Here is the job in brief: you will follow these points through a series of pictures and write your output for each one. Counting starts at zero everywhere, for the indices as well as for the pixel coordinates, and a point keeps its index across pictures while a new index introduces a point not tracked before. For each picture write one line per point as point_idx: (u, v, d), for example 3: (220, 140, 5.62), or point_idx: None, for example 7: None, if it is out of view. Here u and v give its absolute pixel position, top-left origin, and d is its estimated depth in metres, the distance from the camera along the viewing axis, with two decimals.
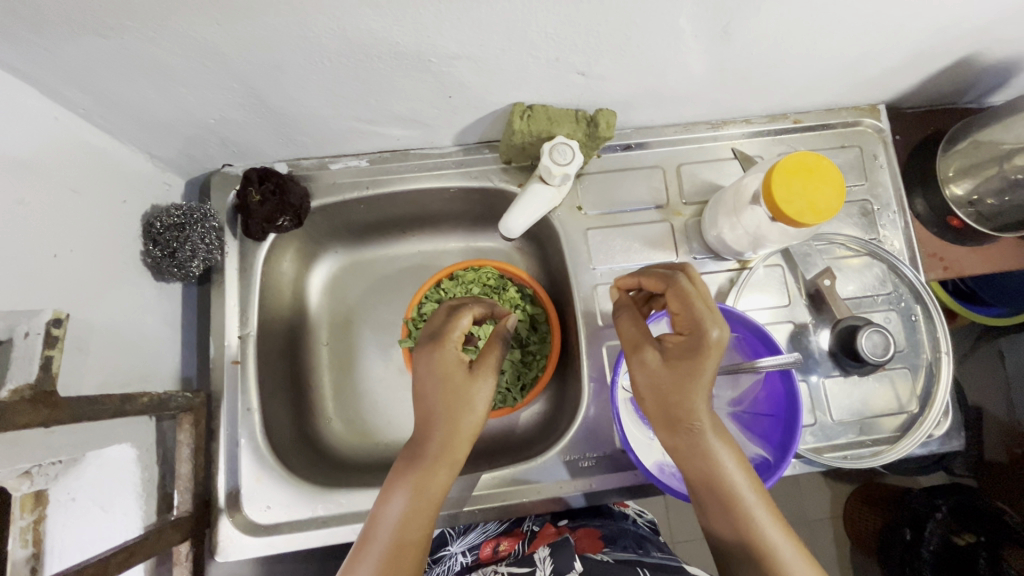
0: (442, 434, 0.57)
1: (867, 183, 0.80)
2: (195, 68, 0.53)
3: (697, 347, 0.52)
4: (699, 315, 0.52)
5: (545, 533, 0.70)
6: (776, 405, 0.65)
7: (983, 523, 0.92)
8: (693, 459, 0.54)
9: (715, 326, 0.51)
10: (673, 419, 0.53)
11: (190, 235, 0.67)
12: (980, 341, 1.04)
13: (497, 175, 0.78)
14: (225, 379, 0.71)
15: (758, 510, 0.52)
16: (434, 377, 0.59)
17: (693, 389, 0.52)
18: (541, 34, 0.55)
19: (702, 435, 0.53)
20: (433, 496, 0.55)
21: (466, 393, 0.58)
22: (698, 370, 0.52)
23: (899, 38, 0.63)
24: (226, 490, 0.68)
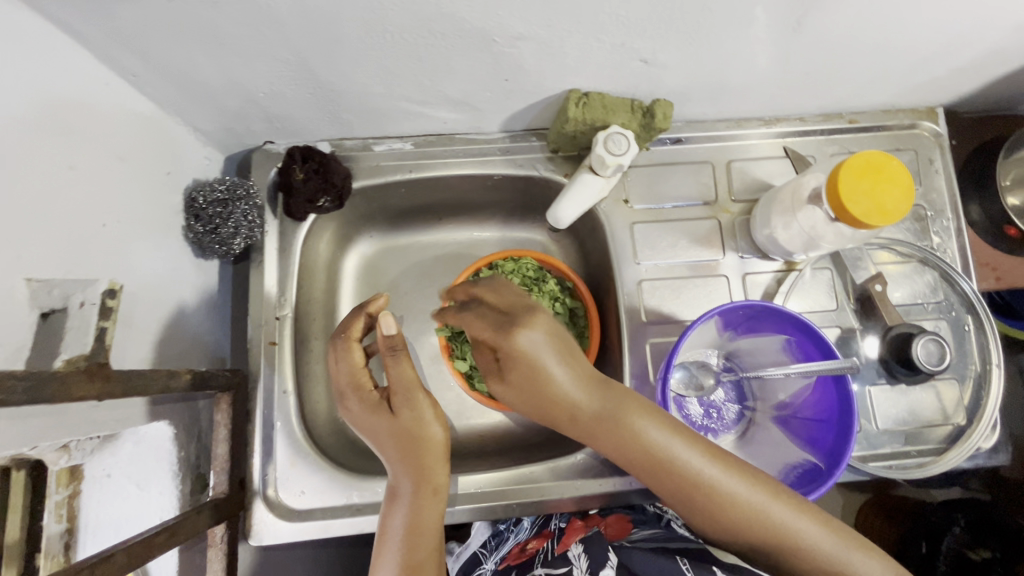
0: (410, 468, 0.58)
1: (921, 188, 0.78)
2: (251, 36, 0.52)
3: (513, 357, 0.49)
4: (499, 328, 0.48)
5: (574, 527, 0.66)
6: (827, 410, 0.64)
7: (997, 536, 0.87)
8: (613, 442, 0.53)
9: (517, 330, 0.48)
10: (560, 419, 0.53)
11: (233, 211, 0.66)
12: None
13: (543, 164, 0.76)
14: (261, 361, 0.69)
15: (700, 466, 0.52)
16: (374, 424, 0.61)
17: (547, 390, 0.50)
18: (611, 17, 0.53)
19: (601, 419, 0.52)
20: (432, 518, 0.57)
21: (413, 427, 0.59)
22: (538, 377, 0.50)
23: (972, 38, 0.61)
24: (261, 473, 0.67)
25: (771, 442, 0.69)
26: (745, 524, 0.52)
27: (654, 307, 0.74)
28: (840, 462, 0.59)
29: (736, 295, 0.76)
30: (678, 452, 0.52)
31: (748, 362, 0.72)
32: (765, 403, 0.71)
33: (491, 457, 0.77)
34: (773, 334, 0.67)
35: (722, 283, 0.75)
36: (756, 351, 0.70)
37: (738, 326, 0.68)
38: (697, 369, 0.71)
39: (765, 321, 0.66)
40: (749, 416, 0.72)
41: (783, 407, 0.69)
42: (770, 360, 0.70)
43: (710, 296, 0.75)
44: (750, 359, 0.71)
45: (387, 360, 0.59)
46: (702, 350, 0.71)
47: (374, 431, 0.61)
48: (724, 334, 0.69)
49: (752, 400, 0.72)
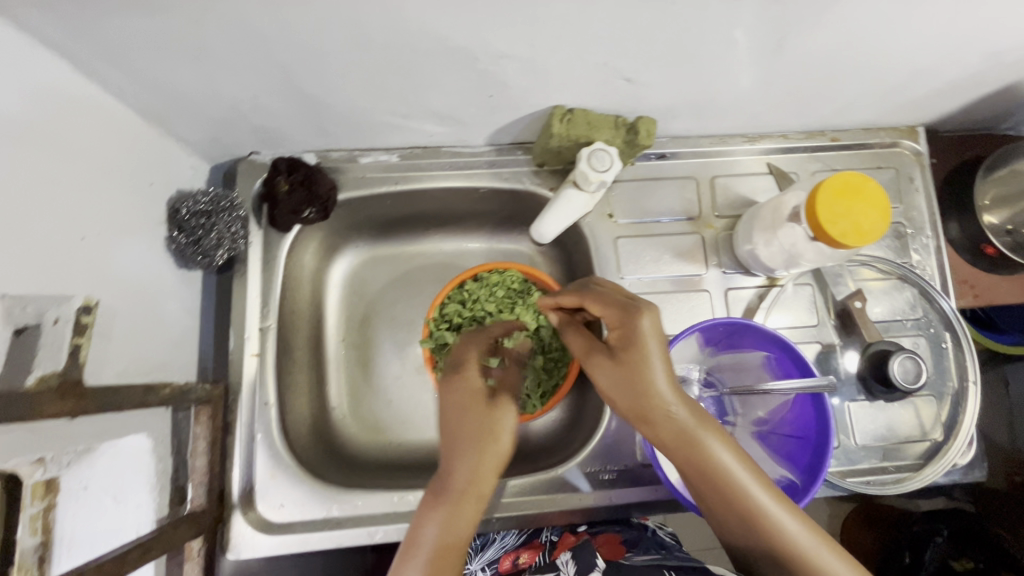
0: (474, 465, 0.57)
1: (902, 206, 0.79)
2: (235, 50, 0.52)
3: (633, 337, 0.52)
4: (628, 307, 0.53)
5: (566, 541, 0.70)
6: (802, 427, 0.65)
7: (981, 548, 0.90)
8: (683, 455, 0.52)
9: (644, 313, 0.52)
10: (650, 420, 0.52)
11: (216, 223, 0.66)
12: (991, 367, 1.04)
13: (529, 177, 0.76)
14: (243, 372, 0.69)
15: (764, 499, 0.50)
16: (464, 410, 0.61)
17: (647, 381, 0.51)
18: (594, 37, 0.53)
19: (686, 429, 0.51)
20: (462, 529, 0.53)
21: (494, 426, 0.60)
22: (641, 360, 0.51)
23: (949, 62, 0.62)
24: (241, 486, 0.67)
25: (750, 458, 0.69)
26: (792, 574, 0.49)
27: None
28: (816, 478, 0.60)
29: (718, 310, 0.76)
30: (746, 480, 0.51)
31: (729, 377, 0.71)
32: (746, 417, 0.70)
33: None
34: (753, 350, 0.68)
35: (704, 298, 0.76)
36: (738, 366, 0.71)
37: (718, 341, 0.69)
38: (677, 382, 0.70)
39: (745, 336, 0.67)
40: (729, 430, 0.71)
41: (762, 422, 0.69)
42: (750, 375, 0.70)
43: (693, 311, 0.75)
44: (731, 374, 0.71)
45: (510, 367, 0.69)
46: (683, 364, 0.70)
47: (453, 420, 0.60)
48: (705, 349, 0.70)
49: (733, 414, 0.72)
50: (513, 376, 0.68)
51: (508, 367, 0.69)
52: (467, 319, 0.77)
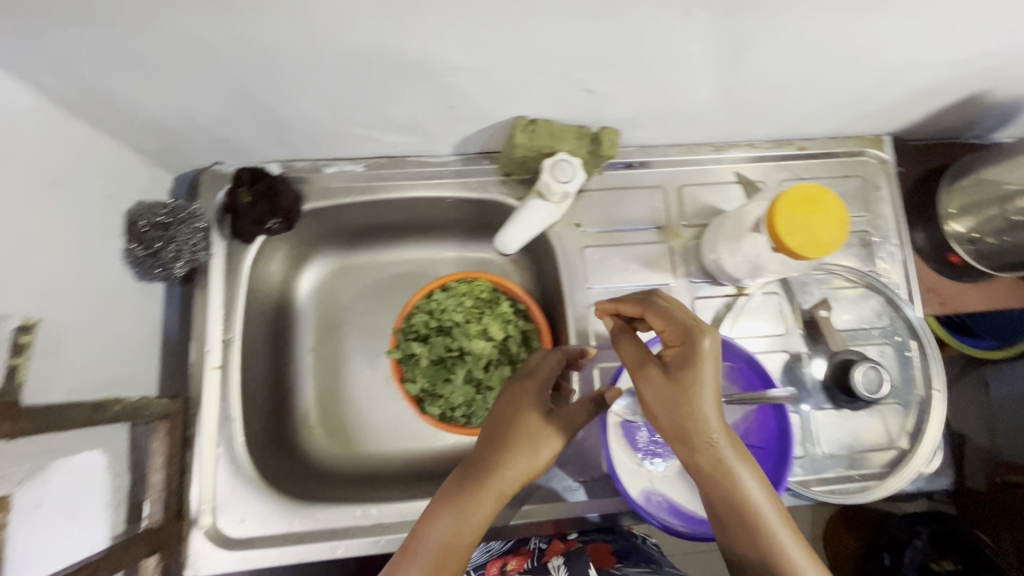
0: (505, 468, 0.57)
1: (868, 215, 0.79)
2: (184, 63, 0.51)
3: (691, 357, 0.50)
4: (690, 325, 0.51)
5: (555, 547, 0.68)
6: (768, 435, 0.64)
7: (964, 553, 0.87)
8: (714, 480, 0.50)
9: (706, 334, 0.50)
10: (692, 442, 0.50)
11: (176, 234, 0.65)
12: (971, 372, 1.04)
13: (496, 187, 0.76)
14: (205, 385, 0.68)
15: (786, 540, 0.49)
16: (517, 413, 0.61)
17: (695, 406, 0.49)
18: (549, 50, 0.53)
19: (725, 458, 0.50)
20: (475, 526, 0.54)
21: (535, 436, 0.59)
22: (696, 380, 0.49)
23: (909, 74, 0.62)
24: (200, 500, 0.66)
25: None
26: None
27: (603, 331, 0.75)
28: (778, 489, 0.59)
29: None
30: (770, 517, 0.50)
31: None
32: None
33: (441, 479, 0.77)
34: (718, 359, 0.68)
35: None
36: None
37: None
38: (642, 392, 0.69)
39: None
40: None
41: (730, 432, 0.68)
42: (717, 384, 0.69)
43: None
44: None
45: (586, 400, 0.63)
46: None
47: (501, 418, 0.61)
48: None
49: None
50: (583, 408, 0.63)
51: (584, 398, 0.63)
52: (435, 329, 0.77)
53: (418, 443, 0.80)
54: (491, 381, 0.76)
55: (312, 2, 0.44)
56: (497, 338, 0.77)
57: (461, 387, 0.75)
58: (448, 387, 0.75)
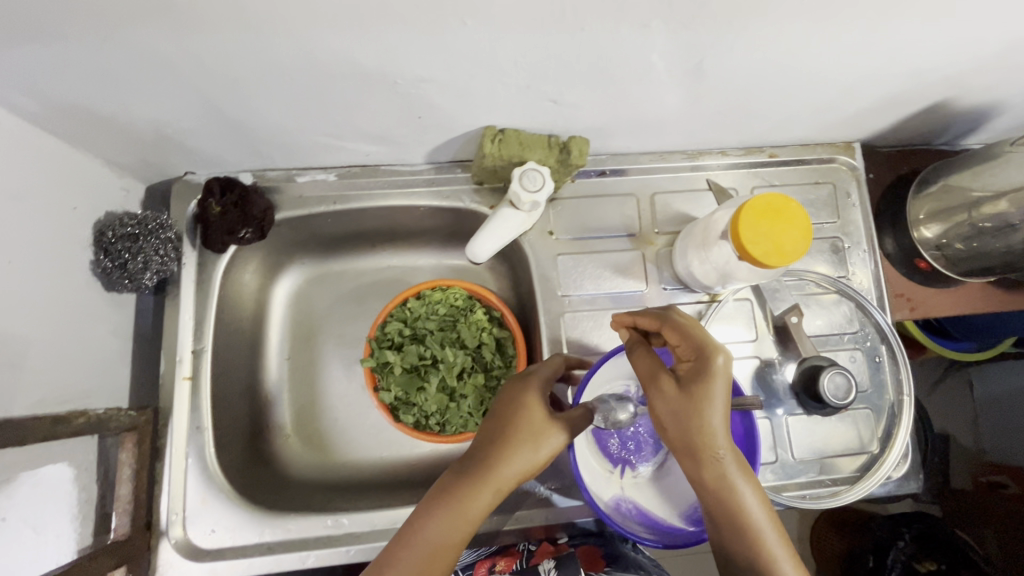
0: (504, 469, 0.56)
1: (839, 221, 0.80)
2: (145, 76, 0.51)
3: (703, 374, 0.52)
4: (706, 343, 0.53)
5: (545, 550, 0.70)
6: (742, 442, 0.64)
7: (946, 552, 0.95)
8: (714, 492, 0.52)
9: (720, 352, 0.52)
10: (697, 455, 0.52)
11: (144, 246, 0.65)
12: (954, 372, 1.09)
13: (469, 195, 0.76)
14: (175, 396, 0.68)
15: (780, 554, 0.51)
16: (516, 410, 0.59)
17: (704, 421, 0.51)
18: (510, 62, 0.53)
19: (727, 471, 0.51)
20: (466, 524, 0.54)
21: (541, 435, 0.58)
22: (708, 396, 0.51)
23: (873, 83, 0.63)
24: (170, 511, 0.66)
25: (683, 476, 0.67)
26: None
27: (576, 338, 0.75)
28: None
29: None
30: (764, 529, 0.52)
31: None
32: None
33: (416, 487, 0.77)
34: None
35: None
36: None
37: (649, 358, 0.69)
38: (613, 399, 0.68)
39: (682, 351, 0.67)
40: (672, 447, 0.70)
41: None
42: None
43: None
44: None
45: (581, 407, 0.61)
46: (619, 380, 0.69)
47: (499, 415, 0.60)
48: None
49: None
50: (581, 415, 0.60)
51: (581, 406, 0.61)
52: (409, 337, 0.77)
53: (393, 451, 0.79)
54: (465, 389, 0.76)
55: (268, 17, 0.45)
56: (471, 346, 0.78)
57: (434, 395, 0.75)
58: (422, 395, 0.75)
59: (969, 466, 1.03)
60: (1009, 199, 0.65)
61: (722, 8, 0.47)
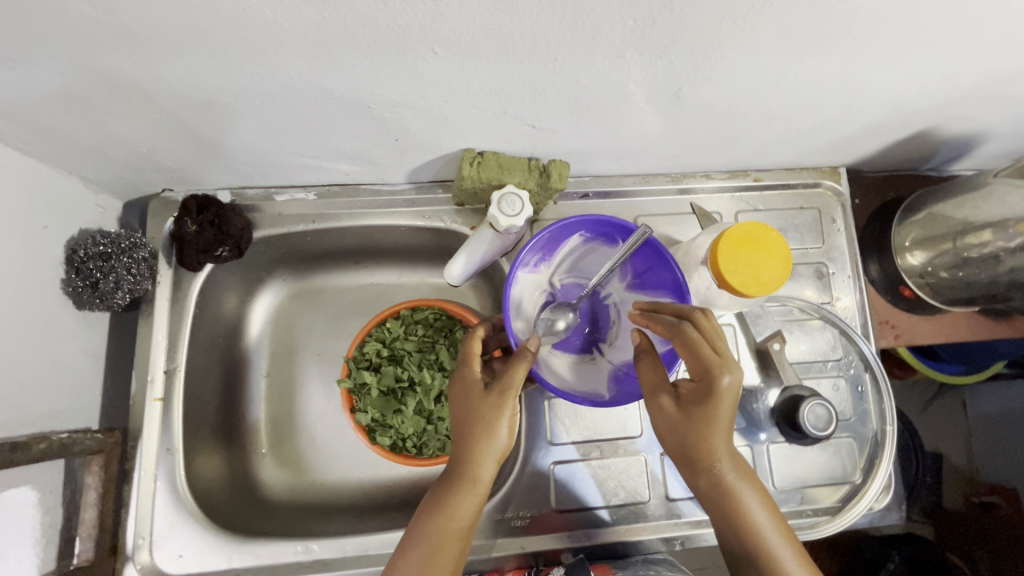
0: (471, 455, 0.57)
1: (824, 246, 0.79)
2: (114, 98, 0.51)
3: (708, 393, 0.52)
4: (711, 362, 0.51)
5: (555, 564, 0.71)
6: (652, 254, 0.67)
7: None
8: (717, 499, 0.55)
9: (725, 372, 0.51)
10: (697, 465, 0.55)
11: (116, 266, 0.64)
12: (948, 393, 1.08)
13: (450, 216, 0.76)
14: (145, 417, 0.67)
15: (785, 556, 0.53)
16: (467, 402, 0.58)
17: (708, 436, 0.52)
18: (485, 89, 0.53)
19: (728, 481, 0.54)
20: (462, 520, 0.55)
21: (492, 415, 0.57)
22: (708, 415, 0.52)
23: (856, 111, 0.62)
24: (136, 535, 0.65)
25: None
26: None
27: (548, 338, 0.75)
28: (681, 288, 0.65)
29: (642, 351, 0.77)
30: (768, 532, 0.54)
31: (579, 269, 0.73)
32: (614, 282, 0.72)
33: (392, 511, 0.76)
34: (571, 239, 0.69)
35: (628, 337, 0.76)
36: (577, 257, 0.72)
37: (539, 260, 0.69)
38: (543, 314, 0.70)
39: (561, 235, 0.68)
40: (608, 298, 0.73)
41: (626, 276, 0.71)
42: (588, 254, 0.71)
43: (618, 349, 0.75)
44: (581, 265, 0.72)
45: (515, 360, 0.58)
46: (535, 294, 0.71)
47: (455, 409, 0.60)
48: (541, 266, 0.71)
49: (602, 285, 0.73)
50: (519, 371, 0.57)
51: (513, 361, 0.58)
52: (387, 358, 0.77)
53: (369, 473, 0.78)
54: (442, 412, 0.75)
55: (234, 43, 0.44)
56: (450, 367, 0.77)
57: (411, 418, 0.74)
58: (398, 417, 0.74)
59: (962, 487, 1.02)
60: (992, 230, 0.64)
61: (695, 39, 0.47)
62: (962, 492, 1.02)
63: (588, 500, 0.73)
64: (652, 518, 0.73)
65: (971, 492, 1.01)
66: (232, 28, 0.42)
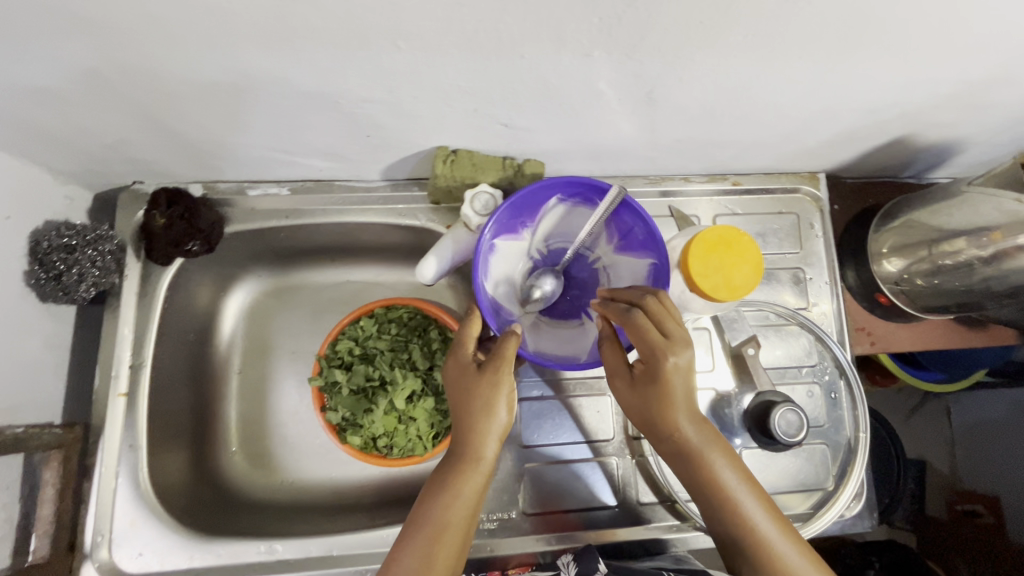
0: (471, 436, 0.56)
1: (801, 252, 0.79)
2: (74, 88, 0.50)
3: (657, 375, 0.52)
4: (655, 345, 0.52)
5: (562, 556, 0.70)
6: (632, 215, 0.66)
7: None
8: (687, 473, 0.55)
9: (669, 353, 0.52)
10: (660, 439, 0.55)
11: (81, 258, 0.63)
12: (930, 399, 1.09)
13: (425, 214, 0.75)
14: (109, 413, 0.66)
15: (766, 527, 0.52)
16: (465, 385, 0.59)
17: (667, 410, 0.53)
18: (453, 86, 0.52)
19: (695, 455, 0.53)
20: (467, 498, 0.54)
21: (493, 393, 0.57)
22: (662, 393, 0.52)
23: (831, 116, 0.62)
24: (95, 533, 0.64)
25: (623, 271, 0.70)
26: None
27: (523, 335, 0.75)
28: (659, 245, 0.64)
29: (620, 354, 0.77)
30: (747, 504, 0.53)
31: (564, 233, 0.71)
32: (600, 244, 0.71)
33: (362, 511, 0.75)
34: (548, 202, 0.67)
35: None
36: (560, 221, 0.70)
37: (518, 224, 0.68)
38: (527, 280, 0.70)
39: (537, 198, 0.66)
40: (596, 261, 0.72)
41: (613, 238, 0.70)
42: (571, 216, 0.69)
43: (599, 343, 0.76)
44: (563, 227, 0.70)
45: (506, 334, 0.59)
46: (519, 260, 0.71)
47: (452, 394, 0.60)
48: (523, 232, 0.69)
49: (589, 248, 0.72)
50: (511, 344, 0.59)
51: (506, 336, 0.59)
52: (359, 356, 0.76)
53: (341, 471, 0.78)
54: (413, 412, 0.74)
55: (193, 33, 0.43)
56: (422, 368, 0.76)
57: (382, 417, 0.73)
58: (368, 418, 0.73)
59: (946, 495, 1.02)
60: (966, 238, 0.64)
61: (664, 38, 0.46)
62: (945, 501, 1.02)
63: (575, 501, 0.73)
64: (623, 523, 0.73)
65: (956, 500, 1.01)
66: (188, 17, 0.41)
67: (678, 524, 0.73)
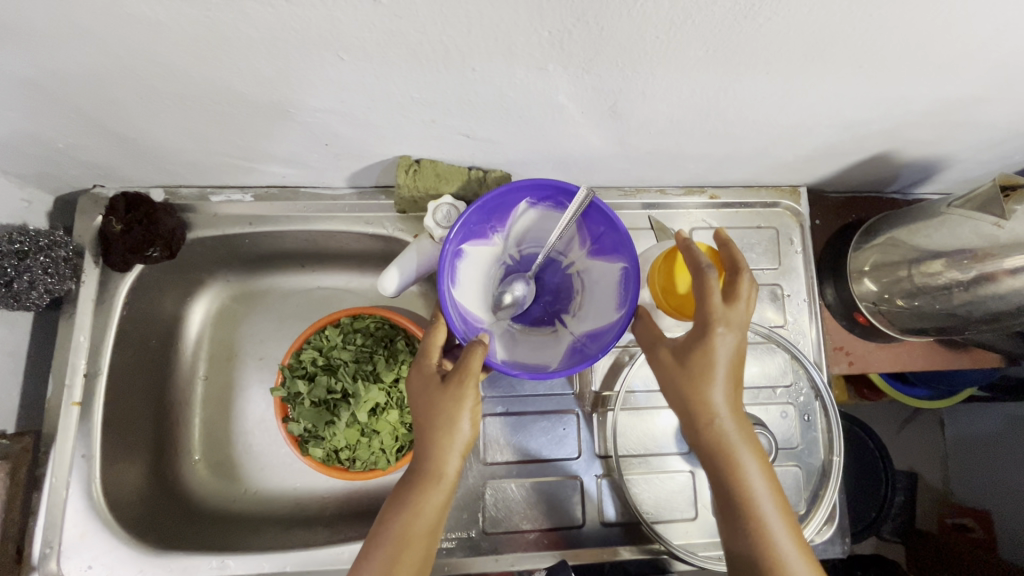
0: (431, 452, 0.53)
1: (780, 267, 0.77)
2: (10, 95, 0.48)
3: (704, 345, 0.50)
4: (712, 312, 0.49)
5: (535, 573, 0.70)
6: (602, 217, 0.61)
7: None
8: (710, 459, 0.51)
9: (722, 323, 0.49)
10: (692, 419, 0.52)
11: (31, 265, 0.61)
12: (921, 413, 1.06)
13: (393, 223, 0.74)
14: (62, 422, 0.65)
15: (779, 528, 0.49)
16: (427, 397, 0.55)
17: (705, 383, 0.50)
18: (406, 97, 0.50)
19: (724, 439, 0.50)
20: (429, 513, 0.52)
21: (455, 408, 0.53)
22: (707, 365, 0.50)
23: (806, 132, 0.60)
24: (44, 544, 0.63)
25: (598, 276, 0.65)
26: None
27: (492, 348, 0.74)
28: (631, 251, 0.60)
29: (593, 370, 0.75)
30: (765, 504, 0.50)
31: (536, 236, 0.67)
32: (573, 248, 0.66)
33: (326, 523, 0.74)
34: (517, 206, 0.63)
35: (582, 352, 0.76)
36: (530, 224, 0.65)
37: (487, 231, 0.64)
38: (499, 288, 0.66)
39: (503, 202, 0.62)
40: (569, 266, 0.68)
41: (585, 242, 0.65)
42: (540, 221, 0.65)
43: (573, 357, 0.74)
44: (535, 232, 0.66)
45: (471, 345, 0.55)
46: (489, 267, 0.67)
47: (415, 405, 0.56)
48: (492, 237, 0.65)
49: (562, 252, 0.67)
50: (475, 358, 0.55)
51: (470, 347, 0.55)
52: (322, 367, 0.74)
53: (305, 482, 0.77)
54: (377, 425, 0.72)
55: (123, 44, 0.42)
56: (388, 381, 0.73)
57: (344, 430, 0.71)
58: (330, 429, 0.71)
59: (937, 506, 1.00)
60: (944, 260, 0.61)
61: (620, 52, 0.44)
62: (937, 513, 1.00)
63: (537, 520, 0.71)
64: (588, 542, 0.71)
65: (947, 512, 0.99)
66: (114, 27, 0.40)
67: (646, 545, 0.71)
